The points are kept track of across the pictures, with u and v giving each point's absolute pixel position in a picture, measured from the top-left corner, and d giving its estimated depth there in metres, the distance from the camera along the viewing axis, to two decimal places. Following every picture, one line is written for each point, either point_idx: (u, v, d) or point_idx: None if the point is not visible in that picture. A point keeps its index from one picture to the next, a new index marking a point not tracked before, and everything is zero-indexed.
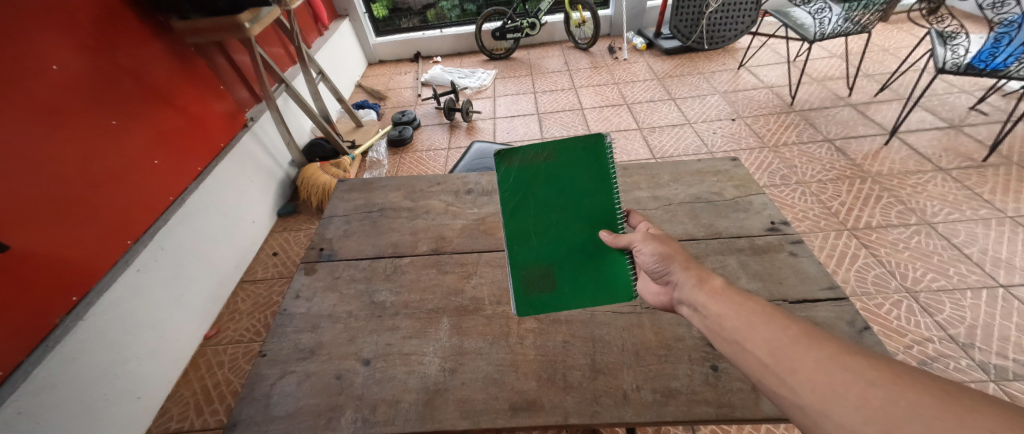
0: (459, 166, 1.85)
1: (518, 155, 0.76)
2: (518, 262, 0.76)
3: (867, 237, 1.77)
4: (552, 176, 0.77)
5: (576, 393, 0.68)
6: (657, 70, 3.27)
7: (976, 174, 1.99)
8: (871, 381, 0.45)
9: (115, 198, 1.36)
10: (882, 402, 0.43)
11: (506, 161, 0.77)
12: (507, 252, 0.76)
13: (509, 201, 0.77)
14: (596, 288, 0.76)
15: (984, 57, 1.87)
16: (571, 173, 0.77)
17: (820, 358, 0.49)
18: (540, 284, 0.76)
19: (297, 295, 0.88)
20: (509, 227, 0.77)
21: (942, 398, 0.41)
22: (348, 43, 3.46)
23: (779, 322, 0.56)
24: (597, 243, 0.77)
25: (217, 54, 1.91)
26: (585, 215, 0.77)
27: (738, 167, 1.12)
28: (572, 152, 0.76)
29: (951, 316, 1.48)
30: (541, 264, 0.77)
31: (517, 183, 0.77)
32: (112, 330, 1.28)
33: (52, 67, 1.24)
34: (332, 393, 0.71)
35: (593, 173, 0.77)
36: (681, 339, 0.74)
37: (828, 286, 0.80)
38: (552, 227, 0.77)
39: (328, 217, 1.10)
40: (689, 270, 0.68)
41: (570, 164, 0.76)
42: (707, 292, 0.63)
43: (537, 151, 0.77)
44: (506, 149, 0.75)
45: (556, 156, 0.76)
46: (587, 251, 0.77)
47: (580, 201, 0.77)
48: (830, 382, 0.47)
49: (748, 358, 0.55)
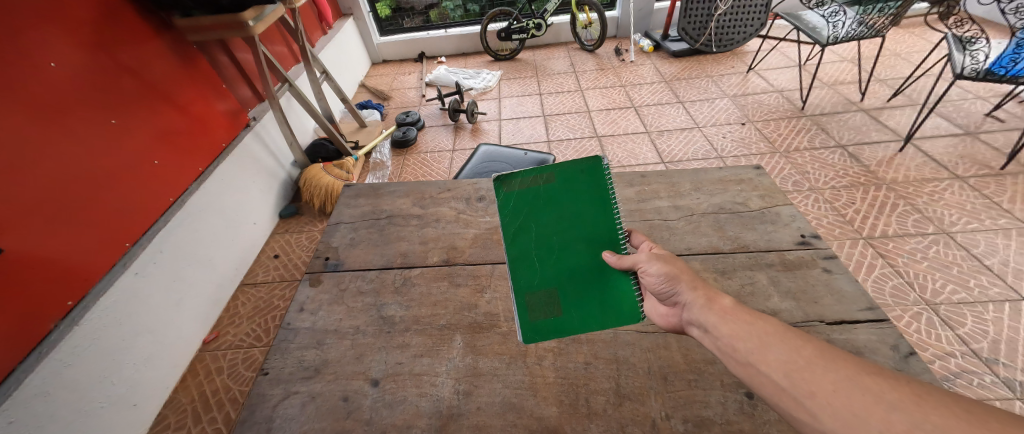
0: (465, 170, 1.81)
1: (518, 180, 0.77)
2: (521, 287, 0.72)
3: (883, 246, 1.72)
4: (553, 199, 0.76)
5: (600, 421, 0.64)
6: (664, 73, 3.22)
7: (995, 183, 1.94)
8: (892, 403, 0.44)
9: (115, 199, 1.32)
10: (905, 425, 0.42)
11: (506, 187, 0.77)
12: (511, 277, 0.73)
13: (511, 226, 0.76)
14: (603, 311, 0.71)
15: (1004, 62, 1.81)
16: (571, 196, 0.75)
17: (839, 379, 0.48)
18: (545, 310, 0.72)
19: (301, 308, 0.84)
20: (511, 252, 0.75)
21: (967, 419, 0.40)
22: (352, 42, 3.42)
23: (792, 341, 0.54)
24: (601, 265, 0.73)
25: (219, 52, 1.86)
26: (587, 238, 0.74)
27: (762, 176, 1.08)
28: (572, 174, 0.75)
29: (973, 329, 1.42)
30: (546, 288, 0.72)
31: (518, 207, 0.76)
32: (109, 336, 1.23)
33: (50, 64, 1.19)
34: (338, 417, 0.66)
35: (594, 196, 0.75)
36: (711, 363, 0.69)
37: (867, 306, 0.76)
38: (555, 251, 0.74)
39: (334, 223, 1.05)
40: (707, 293, 0.64)
41: (569, 186, 0.75)
42: (740, 314, 0.60)
43: (536, 176, 0.77)
44: (505, 174, 0.76)
45: (556, 178, 0.75)
46: (591, 273, 0.73)
47: (581, 223, 0.75)
48: (851, 405, 0.46)
49: (766, 382, 0.53)
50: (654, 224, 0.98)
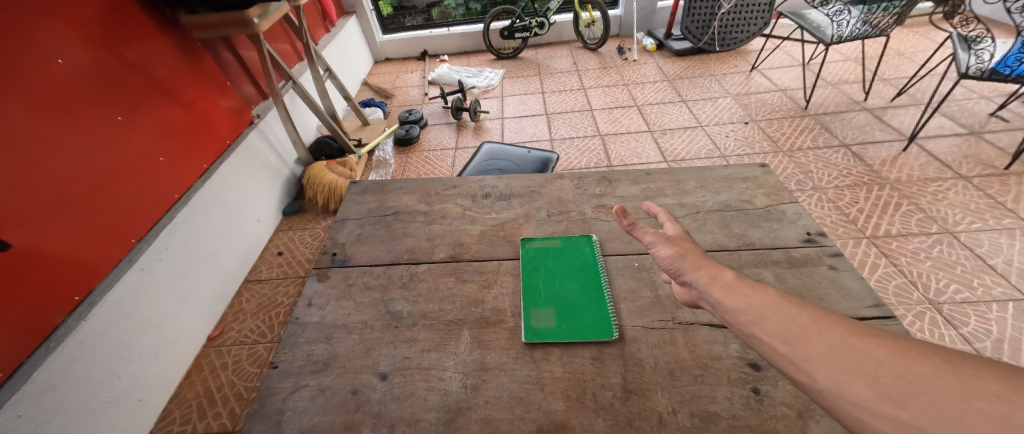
0: (469, 168, 1.81)
1: (536, 240, 0.95)
2: (528, 302, 0.80)
3: (887, 245, 1.72)
4: (558, 254, 0.91)
5: (607, 415, 0.64)
6: (667, 72, 3.22)
7: (999, 182, 1.94)
8: (879, 360, 0.45)
9: (120, 195, 1.32)
10: (892, 378, 0.43)
11: (526, 242, 0.95)
12: (521, 296, 0.82)
13: (526, 265, 0.88)
14: (594, 325, 0.76)
15: (1010, 62, 1.83)
16: (573, 253, 0.91)
17: (832, 342, 0.49)
18: (546, 321, 0.77)
19: (309, 303, 0.84)
20: (523, 281, 0.85)
21: (946, 367, 0.42)
22: (356, 41, 3.42)
23: (787, 309, 0.55)
24: (596, 297, 0.82)
25: (223, 49, 1.87)
26: (586, 280, 0.85)
27: (767, 174, 1.08)
28: (574, 241, 0.94)
29: (976, 329, 1.42)
30: (538, 306, 0.80)
31: (532, 256, 0.91)
32: (115, 331, 1.24)
33: (57, 61, 1.20)
34: (347, 410, 0.67)
35: (588, 254, 0.91)
36: (718, 359, 0.70)
37: (873, 303, 0.76)
38: (557, 285, 0.84)
39: (341, 219, 1.06)
40: (710, 270, 0.64)
41: (571, 248, 0.92)
42: (737, 285, 0.61)
43: (549, 241, 0.95)
44: (527, 235, 0.96)
45: (561, 242, 0.94)
46: (586, 301, 0.81)
47: (580, 270, 0.87)
48: (842, 363, 0.47)
49: (765, 349, 0.54)
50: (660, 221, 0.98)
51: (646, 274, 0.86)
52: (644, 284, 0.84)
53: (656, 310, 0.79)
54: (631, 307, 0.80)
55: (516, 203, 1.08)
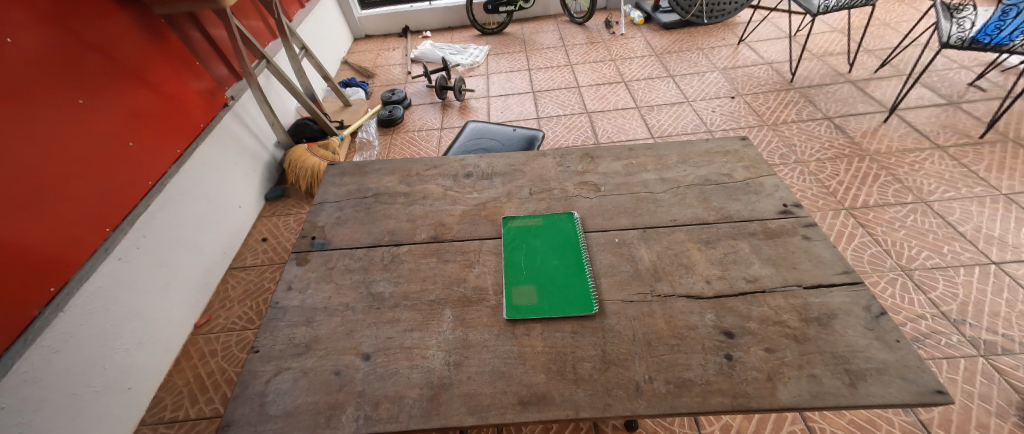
0: (453, 147, 1.79)
1: (518, 220, 0.95)
2: (509, 278, 0.81)
3: (864, 216, 1.76)
4: (540, 232, 0.91)
5: (587, 385, 0.66)
6: (655, 46, 3.17)
7: (973, 151, 1.97)
8: None
9: (90, 183, 1.28)
10: None
11: (509, 222, 0.95)
12: (501, 274, 0.83)
13: (507, 246, 0.88)
14: (573, 300, 0.78)
15: (990, 31, 1.81)
16: (551, 229, 0.92)
17: None
18: (529, 296, 0.78)
19: (289, 287, 0.84)
20: (504, 261, 0.85)
21: None
22: (333, 17, 3.30)
23: None
24: (575, 272, 0.82)
25: (190, 28, 1.78)
26: (563, 258, 0.85)
27: (747, 147, 1.09)
28: (552, 218, 0.94)
29: (944, 293, 1.47)
30: (519, 283, 0.81)
31: (513, 237, 0.91)
32: (95, 321, 1.22)
33: (7, 40, 1.12)
34: (331, 391, 0.67)
35: (567, 231, 0.91)
36: (693, 328, 0.72)
37: (844, 270, 0.78)
38: (537, 262, 0.84)
39: (319, 203, 1.04)
40: None
41: (550, 224, 0.93)
42: None
43: (532, 219, 0.95)
44: (508, 216, 0.95)
45: (541, 219, 0.94)
46: (567, 276, 0.82)
47: (558, 246, 0.88)
48: None
49: None
50: (641, 197, 0.99)
51: (628, 249, 0.87)
52: (624, 259, 0.85)
53: (635, 283, 0.80)
54: (611, 281, 0.81)
55: (498, 182, 1.08)
